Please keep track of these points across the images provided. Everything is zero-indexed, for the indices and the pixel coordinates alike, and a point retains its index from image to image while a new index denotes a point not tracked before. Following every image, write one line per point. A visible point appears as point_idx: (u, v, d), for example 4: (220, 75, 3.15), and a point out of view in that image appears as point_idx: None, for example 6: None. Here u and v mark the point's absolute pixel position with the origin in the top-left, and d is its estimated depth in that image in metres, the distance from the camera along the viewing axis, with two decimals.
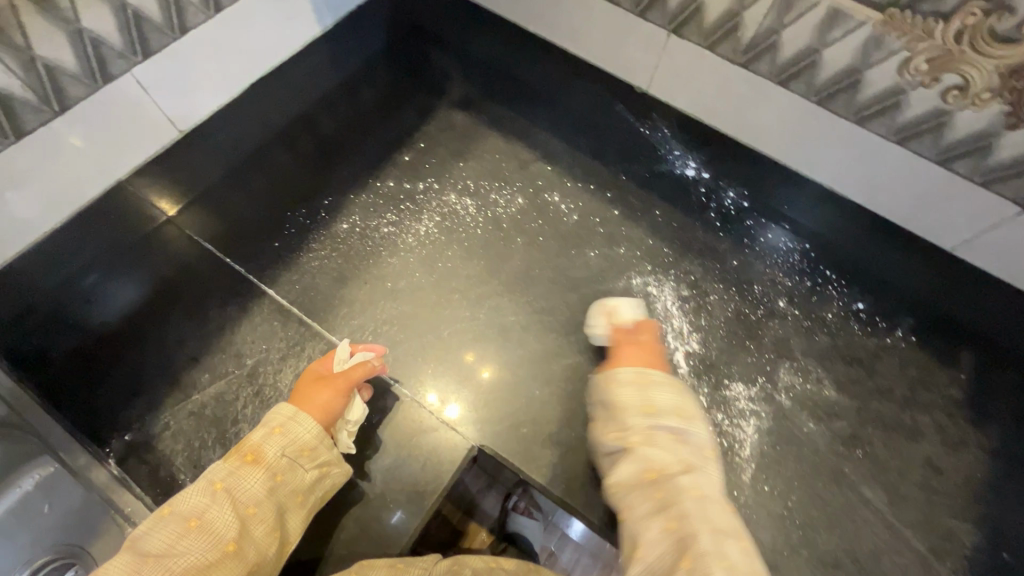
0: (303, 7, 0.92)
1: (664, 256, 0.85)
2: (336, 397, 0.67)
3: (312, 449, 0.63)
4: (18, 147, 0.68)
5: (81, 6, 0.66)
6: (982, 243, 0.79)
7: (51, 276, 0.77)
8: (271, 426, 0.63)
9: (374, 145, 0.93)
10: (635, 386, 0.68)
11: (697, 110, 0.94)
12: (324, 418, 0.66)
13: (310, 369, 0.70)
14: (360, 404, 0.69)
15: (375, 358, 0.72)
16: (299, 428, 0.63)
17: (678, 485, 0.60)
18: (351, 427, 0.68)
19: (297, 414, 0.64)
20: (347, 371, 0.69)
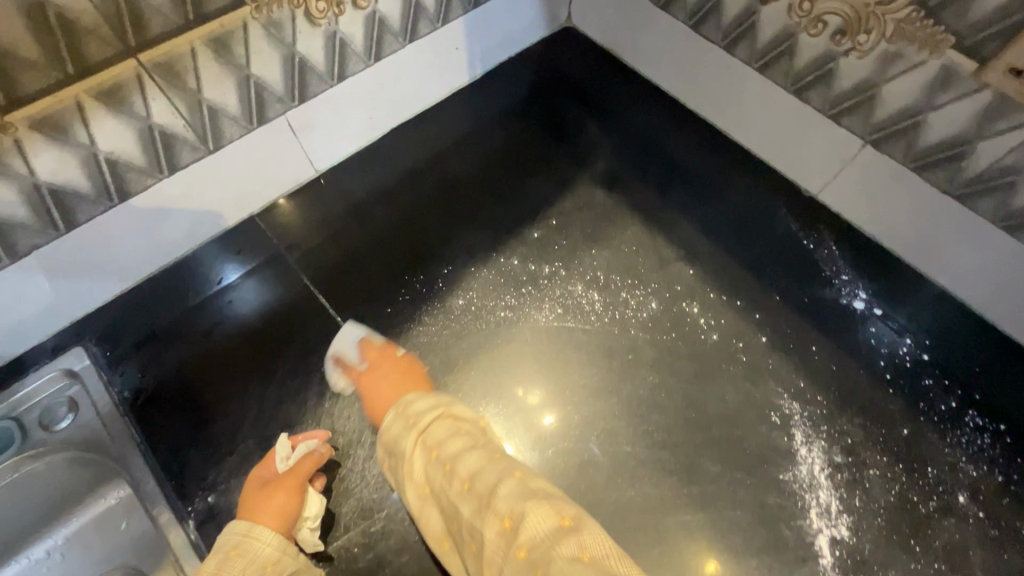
0: (458, 58, 0.91)
1: (817, 406, 0.72)
2: (290, 499, 0.64)
3: (275, 563, 0.62)
4: (169, 179, 0.70)
5: (255, 53, 0.65)
6: None
7: (177, 305, 0.76)
8: (226, 550, 0.60)
9: (504, 210, 0.86)
10: (407, 414, 0.65)
11: (879, 231, 0.81)
12: (279, 523, 0.63)
13: (252, 476, 0.66)
14: (318, 497, 0.66)
15: (321, 443, 0.68)
16: (256, 545, 0.61)
17: (489, 513, 0.56)
18: (312, 523, 0.64)
19: (252, 527, 0.61)
20: (295, 468, 0.65)
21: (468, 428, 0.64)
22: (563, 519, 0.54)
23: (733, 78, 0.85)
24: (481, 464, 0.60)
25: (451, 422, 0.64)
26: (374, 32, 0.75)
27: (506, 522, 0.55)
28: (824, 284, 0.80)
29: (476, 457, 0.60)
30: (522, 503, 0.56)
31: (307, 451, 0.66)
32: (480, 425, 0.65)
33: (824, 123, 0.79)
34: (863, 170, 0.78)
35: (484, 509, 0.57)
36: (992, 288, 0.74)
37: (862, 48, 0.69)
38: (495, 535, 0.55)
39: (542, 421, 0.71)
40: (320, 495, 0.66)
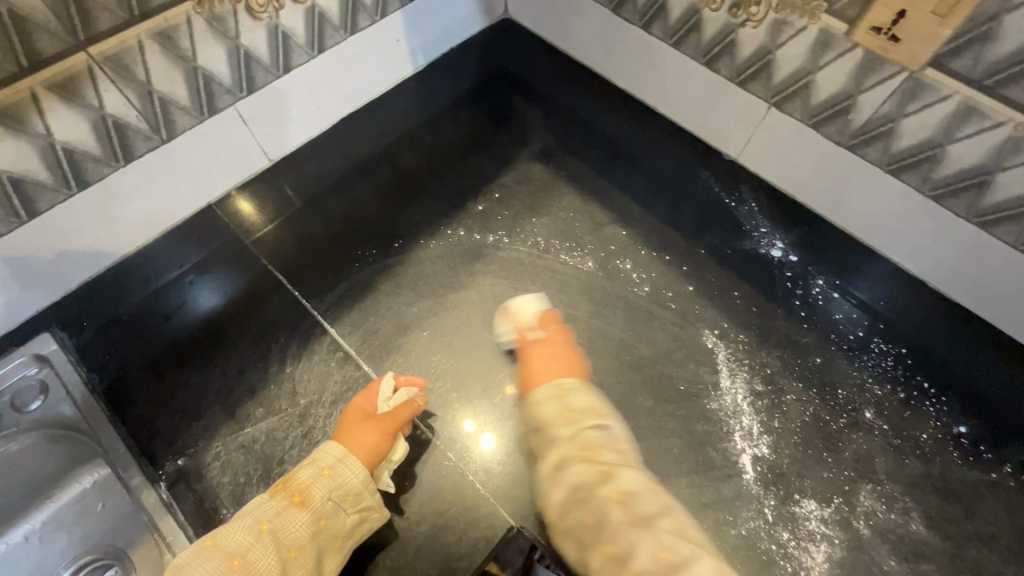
0: (400, 49, 0.98)
1: (739, 343, 0.79)
2: (384, 438, 0.68)
3: (356, 495, 0.65)
4: (124, 169, 0.74)
5: (200, 46, 0.71)
6: (988, 295, 0.78)
7: (142, 289, 0.80)
8: (320, 466, 0.65)
9: (451, 187, 0.93)
10: (566, 401, 0.68)
11: (788, 186, 0.89)
12: (369, 458, 0.67)
13: (355, 405, 0.71)
14: (404, 444, 0.71)
15: (419, 394, 0.73)
16: (346, 472, 0.65)
17: (617, 510, 0.59)
18: (392, 467, 0.69)
19: (347, 456, 0.66)
20: (394, 411, 0.70)
21: (587, 421, 0.66)
22: (664, 554, 0.54)
23: (653, 54, 0.93)
24: (640, 483, 0.62)
25: (581, 427, 0.66)
26: (314, 25, 0.81)
27: (632, 512, 0.58)
28: (745, 237, 0.88)
29: (587, 470, 0.62)
30: (599, 492, 0.60)
31: (408, 399, 0.71)
32: (624, 439, 0.67)
33: (734, 90, 0.87)
34: (770, 131, 0.87)
35: (625, 504, 0.59)
36: (931, 259, 0.81)
37: (755, 18, 0.77)
38: (624, 515, 0.58)
39: (521, 411, 0.75)
40: (405, 441, 0.71)
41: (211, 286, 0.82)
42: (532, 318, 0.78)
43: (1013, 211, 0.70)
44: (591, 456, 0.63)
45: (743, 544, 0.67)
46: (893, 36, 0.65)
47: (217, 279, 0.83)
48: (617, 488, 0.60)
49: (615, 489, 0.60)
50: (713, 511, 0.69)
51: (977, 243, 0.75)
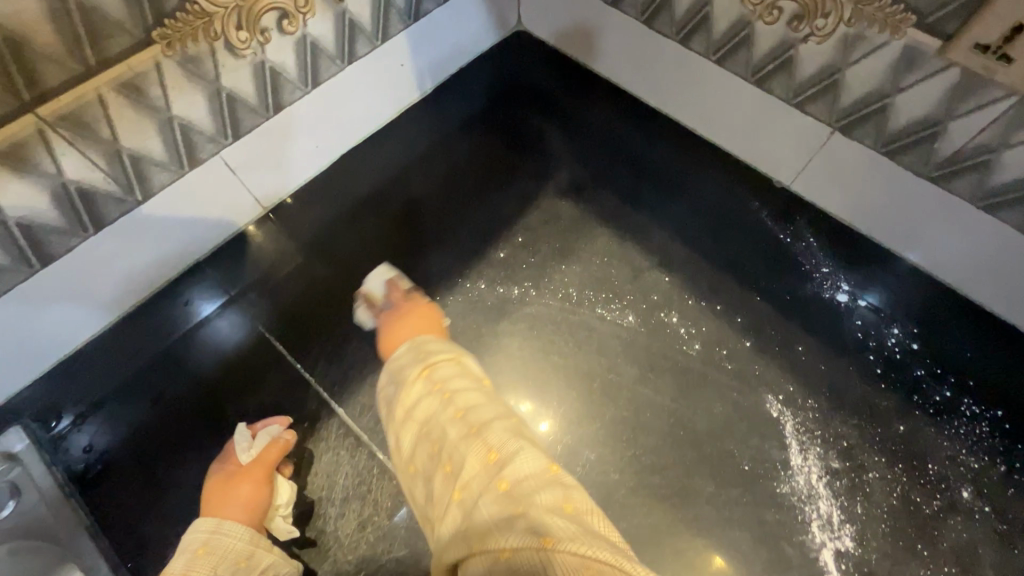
0: (405, 74, 0.87)
1: (808, 410, 0.68)
2: (259, 488, 0.64)
3: (248, 557, 0.61)
4: (96, 238, 0.64)
5: (174, 93, 0.60)
6: (980, 275, 0.71)
7: (125, 369, 0.71)
8: (193, 549, 0.60)
9: (468, 230, 0.82)
10: (421, 348, 0.65)
11: (856, 217, 0.78)
12: (250, 514, 0.63)
13: (216, 468, 0.65)
14: (288, 484, 0.66)
15: (285, 429, 0.67)
16: (226, 540, 0.61)
17: (480, 450, 0.54)
18: (284, 512, 0.65)
19: (220, 523, 0.61)
20: (258, 458, 0.64)
21: (469, 361, 0.64)
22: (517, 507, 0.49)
23: (693, 71, 0.82)
24: (478, 401, 0.58)
25: (461, 371, 0.63)
26: (306, 58, 0.71)
27: (493, 455, 0.54)
28: (805, 279, 0.77)
29: (433, 401, 0.59)
30: (465, 445, 0.55)
31: (270, 438, 0.66)
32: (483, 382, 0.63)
33: (791, 113, 0.75)
34: (834, 159, 0.75)
35: (478, 436, 0.55)
36: (956, 258, 0.72)
37: (821, 33, 0.65)
38: (481, 466, 0.53)
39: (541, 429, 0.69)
40: (289, 482, 0.66)
41: (219, 335, 0.74)
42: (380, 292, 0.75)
43: None
44: (450, 396, 0.59)
45: None
46: (1004, 57, 0.54)
47: (225, 326, 0.74)
48: (460, 415, 0.57)
49: (458, 404, 0.58)
50: None
51: (965, 221, 0.69)
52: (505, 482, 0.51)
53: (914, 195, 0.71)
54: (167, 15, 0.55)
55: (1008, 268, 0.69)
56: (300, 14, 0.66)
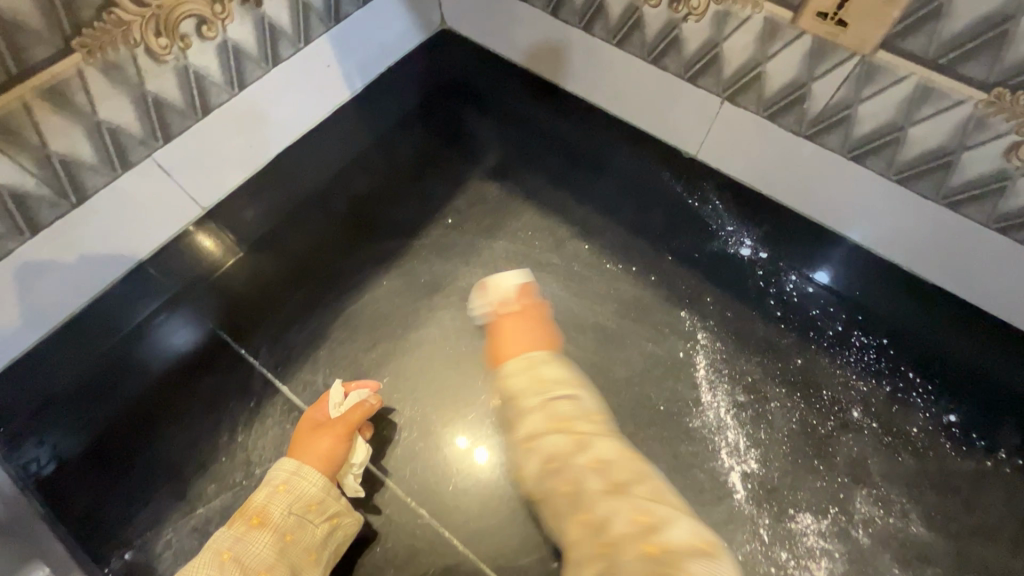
0: (333, 74, 0.92)
1: (717, 353, 0.75)
2: (337, 443, 0.66)
3: (319, 502, 0.63)
4: (33, 241, 0.68)
5: (99, 99, 0.64)
6: (942, 260, 0.76)
7: (72, 367, 0.73)
8: (275, 484, 0.64)
9: (402, 216, 0.87)
10: (537, 375, 0.64)
11: (753, 180, 0.86)
12: (326, 466, 0.65)
13: (308, 416, 0.68)
14: (363, 446, 0.68)
15: (372, 394, 0.69)
16: (303, 483, 0.64)
17: (591, 479, 0.57)
18: (356, 470, 0.67)
19: (300, 467, 0.64)
20: (345, 416, 0.67)
21: (562, 392, 0.63)
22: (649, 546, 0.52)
23: (599, 55, 0.88)
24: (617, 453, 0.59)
25: (555, 397, 0.62)
26: (229, 62, 0.75)
27: (614, 488, 0.57)
28: (712, 238, 0.85)
29: (562, 438, 0.59)
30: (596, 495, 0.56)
31: (359, 401, 0.68)
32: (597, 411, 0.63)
33: (685, 87, 0.83)
34: (728, 127, 0.83)
35: (622, 497, 0.56)
36: (891, 230, 0.78)
37: (697, 11, 0.72)
38: (601, 488, 0.56)
39: None
40: (365, 444, 0.69)
41: (175, 331, 0.76)
42: (510, 288, 0.77)
43: (982, 190, 0.67)
44: (558, 425, 0.60)
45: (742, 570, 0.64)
46: (841, 21, 0.62)
47: (182, 322, 0.77)
48: (583, 448, 0.59)
49: (593, 457, 0.58)
50: None
51: (907, 200, 0.73)
52: (604, 541, 0.54)
53: (843, 172, 0.76)
54: (83, 25, 0.59)
55: (971, 256, 0.73)
56: (218, 19, 0.70)
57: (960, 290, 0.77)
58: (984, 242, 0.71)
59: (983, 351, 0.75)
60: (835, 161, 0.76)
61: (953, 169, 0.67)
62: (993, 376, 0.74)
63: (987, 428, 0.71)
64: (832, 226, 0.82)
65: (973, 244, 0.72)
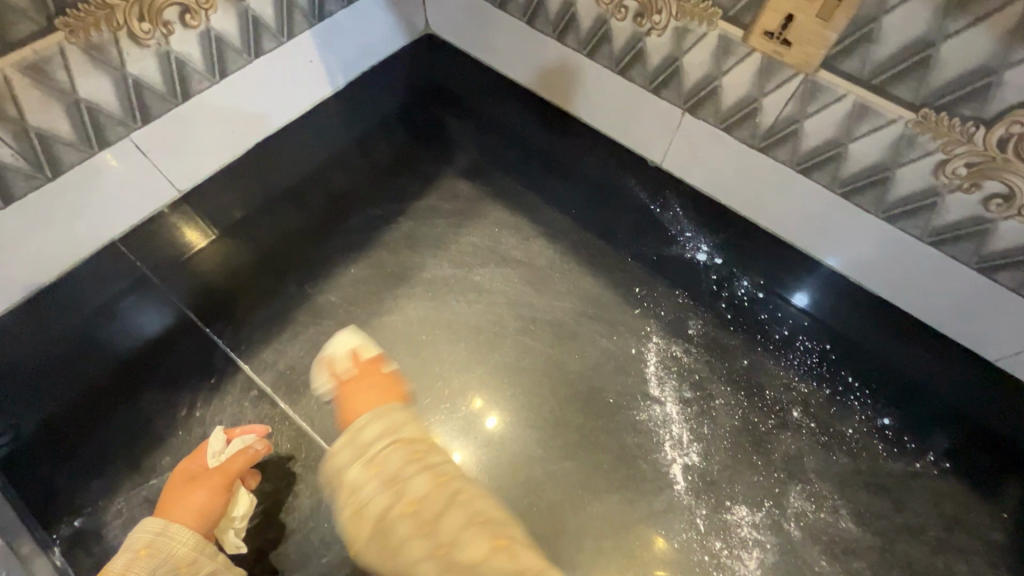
0: (315, 70, 0.95)
1: (669, 351, 0.78)
2: (213, 498, 0.65)
3: (189, 563, 0.62)
4: (7, 211, 0.69)
5: (79, 78, 0.67)
6: (875, 267, 0.80)
7: (41, 336, 0.75)
8: (138, 547, 0.62)
9: (375, 210, 0.90)
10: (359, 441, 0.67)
11: (711, 189, 0.90)
12: (200, 522, 0.65)
13: (183, 467, 0.67)
14: (245, 497, 0.68)
15: (258, 439, 0.69)
16: (170, 544, 0.62)
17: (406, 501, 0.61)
18: (238, 524, 0.67)
19: (167, 526, 0.63)
20: (223, 466, 0.67)
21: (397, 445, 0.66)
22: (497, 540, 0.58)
23: (571, 65, 0.93)
24: (428, 479, 0.63)
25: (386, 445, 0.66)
26: (212, 50, 0.78)
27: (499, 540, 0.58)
28: (671, 243, 0.88)
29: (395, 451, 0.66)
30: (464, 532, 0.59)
31: (240, 449, 0.68)
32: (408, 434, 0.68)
33: (650, 99, 0.87)
34: (689, 137, 0.87)
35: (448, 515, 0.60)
36: (834, 240, 0.82)
37: (659, 26, 0.77)
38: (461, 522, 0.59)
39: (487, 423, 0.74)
40: (248, 494, 0.69)
41: (137, 310, 0.78)
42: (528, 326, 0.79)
43: (917, 205, 0.71)
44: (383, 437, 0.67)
45: (677, 557, 0.67)
46: (785, 41, 0.66)
47: (150, 299, 0.79)
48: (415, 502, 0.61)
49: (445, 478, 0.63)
50: (644, 526, 0.68)
51: (843, 209, 0.78)
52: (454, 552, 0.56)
53: (789, 183, 0.81)
54: (68, 6, 0.62)
55: (901, 262, 0.77)
56: (202, 9, 0.73)
57: (891, 295, 0.81)
58: (913, 251, 0.75)
59: (911, 350, 0.80)
60: (782, 173, 0.80)
61: (888, 184, 0.71)
62: (921, 375, 0.78)
63: (912, 425, 0.75)
64: (779, 234, 0.87)
65: (902, 252, 0.76)
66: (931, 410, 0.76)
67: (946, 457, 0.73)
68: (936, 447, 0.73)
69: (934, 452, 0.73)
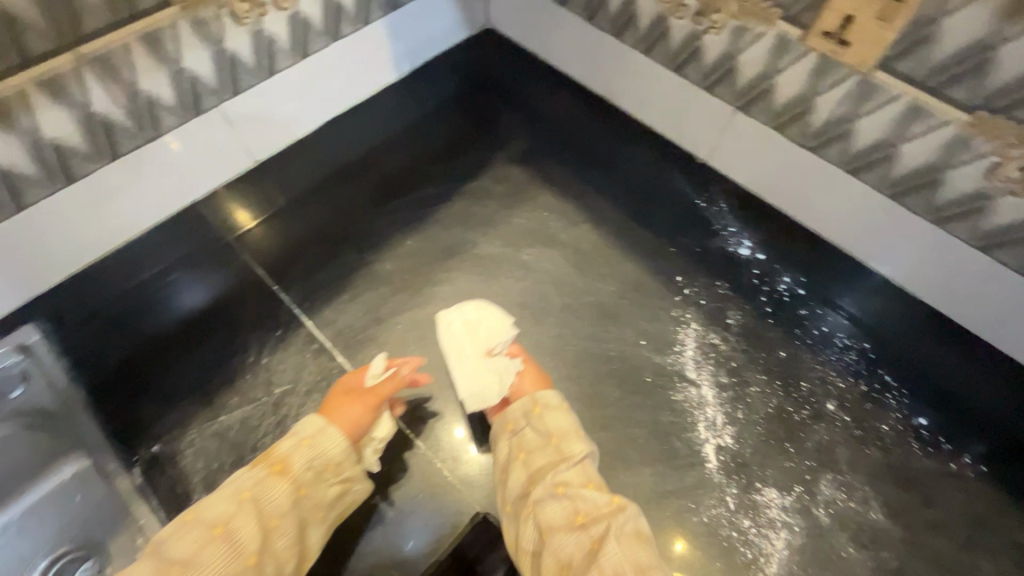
0: (383, 56, 1.01)
1: (708, 338, 0.81)
2: (366, 413, 0.71)
3: (337, 464, 0.67)
4: (111, 165, 0.77)
5: (185, 49, 0.74)
6: (918, 271, 0.81)
7: (130, 281, 0.83)
8: (302, 437, 0.68)
9: (431, 188, 0.95)
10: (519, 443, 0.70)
11: (756, 187, 0.92)
12: (352, 431, 0.69)
13: (342, 382, 0.74)
14: (388, 422, 0.73)
15: (407, 373, 0.74)
16: (327, 442, 0.67)
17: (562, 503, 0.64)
18: (376, 444, 0.71)
19: (326, 427, 0.68)
20: (378, 387, 0.72)
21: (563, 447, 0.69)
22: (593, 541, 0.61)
23: (626, 61, 0.96)
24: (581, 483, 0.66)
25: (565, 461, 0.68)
26: (297, 32, 0.85)
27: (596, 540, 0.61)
28: (714, 236, 0.90)
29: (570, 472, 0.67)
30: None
31: (393, 375, 0.73)
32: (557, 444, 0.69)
33: (703, 96, 0.90)
34: (738, 135, 0.90)
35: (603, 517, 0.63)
36: (877, 242, 0.83)
37: (718, 24, 0.80)
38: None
39: None
40: (389, 420, 0.73)
41: (211, 268, 0.85)
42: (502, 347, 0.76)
43: (966, 208, 0.72)
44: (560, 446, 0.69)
45: (704, 531, 0.69)
46: (843, 40, 0.69)
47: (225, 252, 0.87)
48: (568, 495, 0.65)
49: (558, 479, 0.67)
50: (675, 499, 0.71)
51: (888, 210, 0.80)
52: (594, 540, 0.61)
53: (835, 183, 0.83)
54: None
55: (943, 266, 0.79)
56: None
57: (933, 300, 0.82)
58: (956, 254, 0.77)
59: (952, 355, 0.80)
60: (830, 173, 0.82)
61: (938, 186, 0.73)
62: (961, 379, 0.78)
63: (948, 428, 0.75)
64: (822, 234, 0.88)
65: (945, 254, 0.78)
66: (968, 415, 0.76)
67: (981, 462, 0.73)
68: (972, 452, 0.74)
69: (969, 455, 0.74)
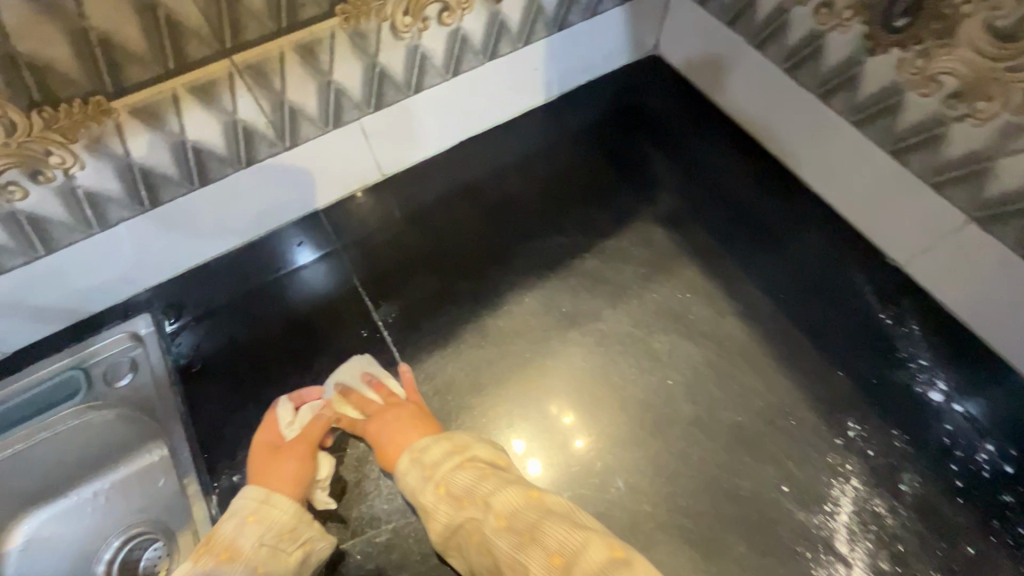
0: (536, 78, 0.90)
1: (873, 505, 0.65)
2: (303, 464, 0.66)
3: (291, 530, 0.62)
4: (244, 169, 0.73)
5: (338, 62, 0.68)
6: None
7: (240, 287, 0.80)
8: (244, 514, 0.62)
9: (562, 237, 0.84)
10: (416, 455, 0.64)
11: (967, 315, 0.73)
12: (295, 489, 0.65)
13: (260, 441, 0.68)
14: (329, 461, 0.69)
15: (324, 404, 0.71)
16: (274, 511, 0.62)
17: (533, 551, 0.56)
18: (325, 487, 0.67)
19: (271, 495, 0.63)
20: (303, 433, 0.68)
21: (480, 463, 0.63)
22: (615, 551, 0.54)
23: (826, 127, 0.79)
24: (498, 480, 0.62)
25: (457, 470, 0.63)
26: (455, 49, 0.77)
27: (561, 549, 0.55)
28: (897, 366, 0.72)
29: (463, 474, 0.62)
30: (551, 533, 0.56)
31: (313, 417, 0.69)
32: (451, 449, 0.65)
33: (924, 194, 0.72)
34: (961, 249, 0.70)
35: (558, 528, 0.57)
36: None
37: (981, 114, 0.62)
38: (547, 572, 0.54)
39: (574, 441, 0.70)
40: (330, 459, 0.69)
41: (311, 285, 0.81)
42: None
43: None
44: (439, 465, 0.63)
45: None
46: None
47: (333, 270, 0.82)
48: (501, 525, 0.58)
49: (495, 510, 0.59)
50: None
51: None
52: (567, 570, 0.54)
53: None
54: None
55: None
56: (460, 8, 0.72)
57: None
58: None
59: None
60: None
61: None
62: None
63: None
64: None
65: None
66: None
67: None
68: None
69: None
